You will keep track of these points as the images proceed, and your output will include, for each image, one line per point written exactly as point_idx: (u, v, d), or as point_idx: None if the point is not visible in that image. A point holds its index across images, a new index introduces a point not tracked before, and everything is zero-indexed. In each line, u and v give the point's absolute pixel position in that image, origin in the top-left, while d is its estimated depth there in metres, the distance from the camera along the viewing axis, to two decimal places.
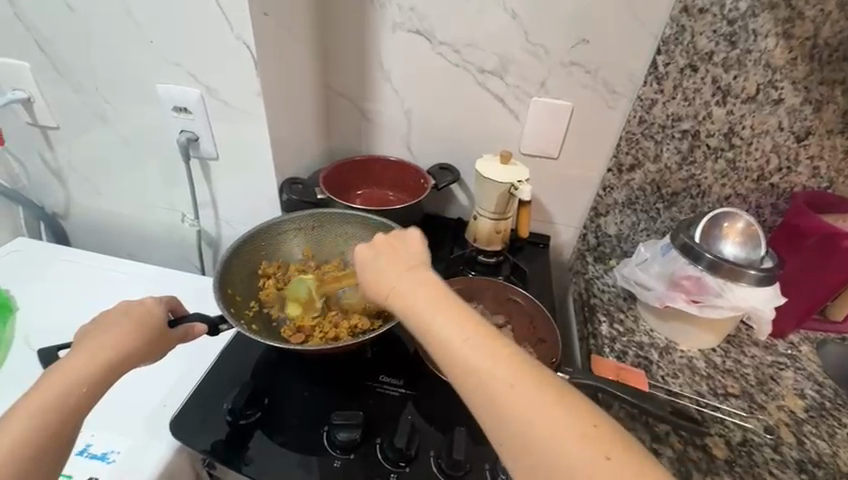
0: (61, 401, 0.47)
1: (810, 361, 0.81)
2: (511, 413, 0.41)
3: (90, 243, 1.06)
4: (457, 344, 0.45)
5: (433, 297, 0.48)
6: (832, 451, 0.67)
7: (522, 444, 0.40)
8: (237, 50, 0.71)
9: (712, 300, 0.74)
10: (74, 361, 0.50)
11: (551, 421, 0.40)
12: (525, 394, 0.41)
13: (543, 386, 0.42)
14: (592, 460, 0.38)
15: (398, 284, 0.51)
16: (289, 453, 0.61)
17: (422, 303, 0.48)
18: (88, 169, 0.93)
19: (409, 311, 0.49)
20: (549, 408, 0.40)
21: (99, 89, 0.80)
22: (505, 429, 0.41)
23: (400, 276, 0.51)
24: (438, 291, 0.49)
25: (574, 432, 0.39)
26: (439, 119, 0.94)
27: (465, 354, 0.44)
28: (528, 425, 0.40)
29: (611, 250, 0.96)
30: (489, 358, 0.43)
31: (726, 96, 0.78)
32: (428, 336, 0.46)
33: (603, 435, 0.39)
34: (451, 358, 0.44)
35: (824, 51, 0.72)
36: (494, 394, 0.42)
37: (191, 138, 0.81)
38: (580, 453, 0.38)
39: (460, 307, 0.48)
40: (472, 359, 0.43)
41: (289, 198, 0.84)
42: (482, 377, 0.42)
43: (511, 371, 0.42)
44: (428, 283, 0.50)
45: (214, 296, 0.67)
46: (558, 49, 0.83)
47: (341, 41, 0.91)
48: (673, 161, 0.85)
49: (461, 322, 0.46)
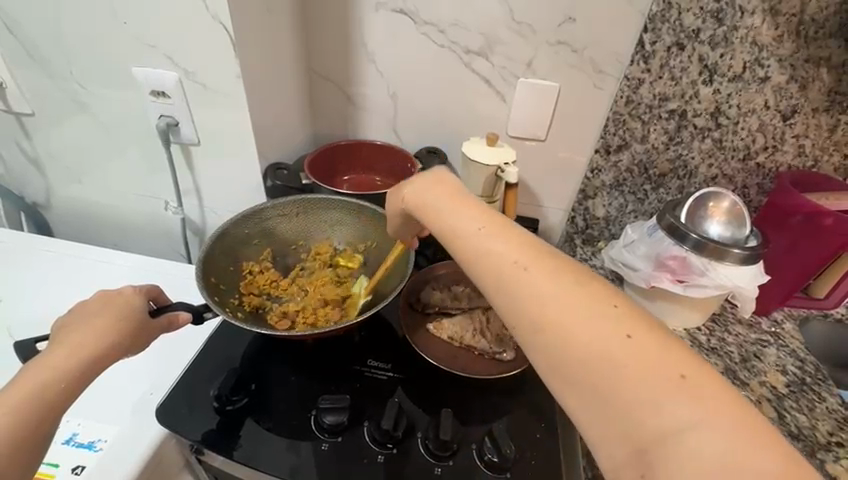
0: (38, 397, 0.46)
1: (793, 339, 0.82)
2: (526, 293, 0.41)
3: (73, 233, 1.04)
4: (469, 235, 0.47)
5: (451, 200, 0.52)
6: (811, 424, 0.68)
7: (532, 322, 0.40)
8: (214, 30, 0.68)
9: (697, 280, 0.74)
10: (51, 357, 0.49)
11: (562, 300, 0.40)
12: (542, 276, 0.41)
13: (562, 269, 0.42)
14: (610, 338, 0.37)
15: (419, 194, 0.56)
16: (277, 436, 0.61)
17: (442, 208, 0.52)
18: (66, 157, 0.90)
19: (430, 215, 0.53)
20: (563, 292, 0.40)
21: (73, 74, 0.78)
22: (513, 308, 0.42)
23: (423, 187, 0.56)
24: (455, 195, 0.53)
25: (592, 309, 0.39)
26: (425, 102, 0.93)
27: (483, 243, 0.46)
28: (535, 303, 0.40)
29: (599, 234, 0.98)
30: (498, 242, 0.45)
31: (713, 75, 0.77)
32: (446, 231, 0.50)
33: (625, 314, 0.39)
34: (462, 244, 0.47)
35: (810, 27, 0.72)
36: (510, 273, 0.42)
37: (171, 123, 0.79)
38: (596, 330, 0.38)
39: (478, 205, 0.50)
40: (490, 246, 0.45)
41: (274, 184, 0.84)
42: (492, 261, 0.44)
43: (530, 257, 0.43)
44: (452, 190, 0.54)
45: (197, 285, 0.66)
46: (545, 28, 0.81)
47: (323, 22, 0.89)
48: (660, 141, 0.85)
49: (479, 217, 0.49)
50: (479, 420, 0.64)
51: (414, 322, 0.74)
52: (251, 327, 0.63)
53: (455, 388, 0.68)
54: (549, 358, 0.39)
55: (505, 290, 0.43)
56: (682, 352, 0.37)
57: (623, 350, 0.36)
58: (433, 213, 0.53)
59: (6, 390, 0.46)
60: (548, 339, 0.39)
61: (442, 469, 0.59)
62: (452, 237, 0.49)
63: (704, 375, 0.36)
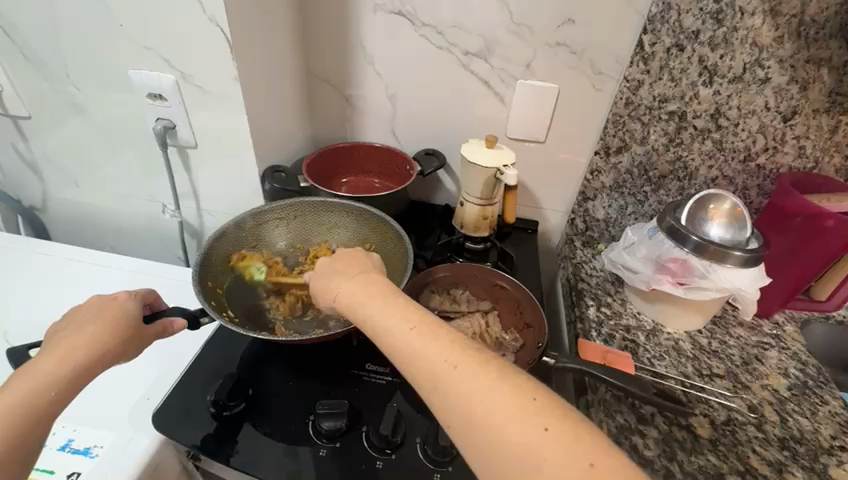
0: (30, 404, 0.45)
1: (794, 341, 0.81)
2: (453, 394, 0.40)
3: (71, 236, 1.04)
4: (396, 333, 0.45)
5: (377, 292, 0.50)
6: (813, 428, 0.68)
7: (462, 424, 0.39)
8: (210, 32, 0.68)
9: (698, 282, 0.74)
10: (43, 362, 0.48)
11: (486, 399, 0.39)
12: (465, 374, 0.40)
13: (485, 362, 0.41)
14: (531, 434, 0.37)
15: (344, 288, 0.52)
16: (274, 442, 0.61)
17: (367, 301, 0.50)
18: (63, 160, 0.90)
19: (357, 313, 0.50)
20: (487, 389, 0.39)
21: (69, 76, 0.78)
22: (445, 410, 0.41)
23: (349, 279, 0.53)
24: (381, 290, 0.50)
25: (515, 403, 0.38)
26: (424, 104, 0.93)
27: (409, 343, 0.44)
28: (462, 405, 0.39)
29: (599, 235, 0.96)
30: (423, 340, 0.43)
31: (713, 76, 0.77)
32: (375, 331, 0.47)
33: (544, 407, 0.38)
34: (392, 343, 0.45)
35: (811, 28, 0.71)
36: (437, 373, 0.41)
37: (167, 125, 0.79)
38: (520, 429, 0.37)
39: (403, 299, 0.49)
40: (416, 346, 0.43)
41: (271, 187, 0.82)
42: (421, 362, 0.42)
43: (455, 353, 0.42)
44: (376, 283, 0.51)
45: (195, 289, 0.66)
46: (544, 29, 0.81)
47: (321, 24, 0.89)
48: (660, 143, 0.84)
49: (403, 313, 0.47)
50: None
51: None
52: (248, 332, 0.63)
53: None
54: (481, 460, 0.38)
55: (435, 390, 0.41)
56: (599, 441, 0.37)
57: (546, 448, 0.36)
58: (358, 312, 0.50)
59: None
60: (479, 441, 0.38)
61: (441, 475, 0.58)
62: (380, 335, 0.46)
63: (619, 465, 0.36)
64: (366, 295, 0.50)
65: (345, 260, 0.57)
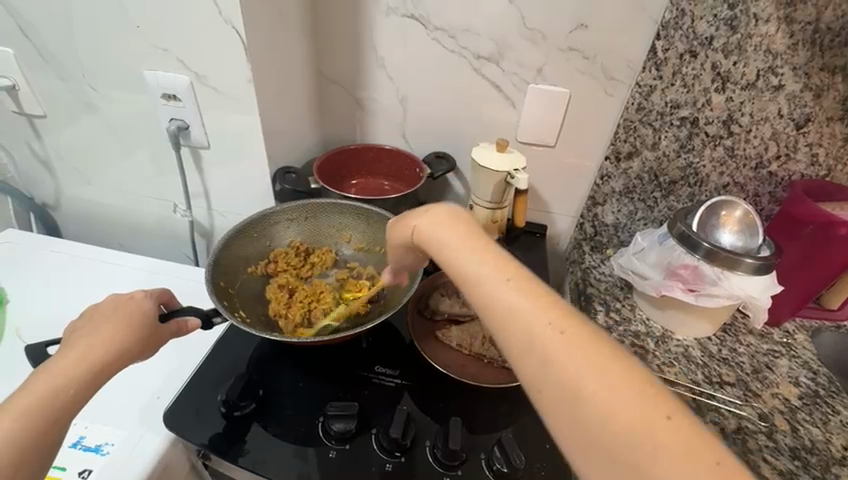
0: (51, 401, 0.46)
1: (805, 350, 0.81)
2: (558, 360, 0.39)
3: (82, 233, 1.05)
4: (497, 289, 0.44)
5: (469, 240, 0.49)
6: (825, 438, 0.67)
7: (562, 393, 0.38)
8: (226, 35, 0.69)
9: (709, 289, 0.73)
10: (61, 360, 0.49)
11: (598, 374, 0.38)
12: (573, 344, 0.39)
13: (594, 336, 0.40)
14: (647, 415, 0.35)
15: (437, 233, 0.52)
16: (284, 443, 0.61)
17: (458, 246, 0.49)
18: (76, 158, 0.91)
19: (448, 256, 0.49)
20: (596, 363, 0.38)
21: (85, 76, 0.78)
22: (540, 374, 0.39)
23: (441, 223, 0.52)
24: (475, 238, 0.49)
25: (628, 384, 0.37)
26: (434, 106, 0.93)
27: (507, 298, 0.43)
28: (568, 372, 0.38)
29: (608, 240, 0.96)
30: (527, 300, 0.42)
31: (726, 83, 0.77)
32: (467, 279, 0.46)
33: (662, 395, 0.37)
34: (484, 294, 0.44)
35: (825, 36, 0.71)
36: (540, 336, 0.40)
37: (181, 126, 0.79)
38: (634, 411, 0.36)
39: (503, 254, 0.47)
40: (517, 303, 0.42)
41: (282, 188, 0.83)
42: (521, 320, 0.41)
43: (559, 320, 0.41)
44: (468, 229, 0.51)
45: (207, 289, 0.66)
46: (556, 33, 0.81)
47: (333, 26, 0.89)
48: (671, 148, 0.84)
49: (498, 265, 0.46)
50: (487, 429, 0.64)
51: (423, 328, 0.74)
52: (260, 332, 0.63)
53: (462, 396, 0.67)
54: (575, 431, 0.37)
55: (534, 353, 0.40)
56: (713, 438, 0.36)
57: (663, 432, 0.35)
58: (450, 258, 0.49)
59: (16, 395, 0.46)
60: (580, 413, 0.37)
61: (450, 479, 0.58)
62: (476, 283, 0.45)
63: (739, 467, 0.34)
64: (458, 240, 0.49)
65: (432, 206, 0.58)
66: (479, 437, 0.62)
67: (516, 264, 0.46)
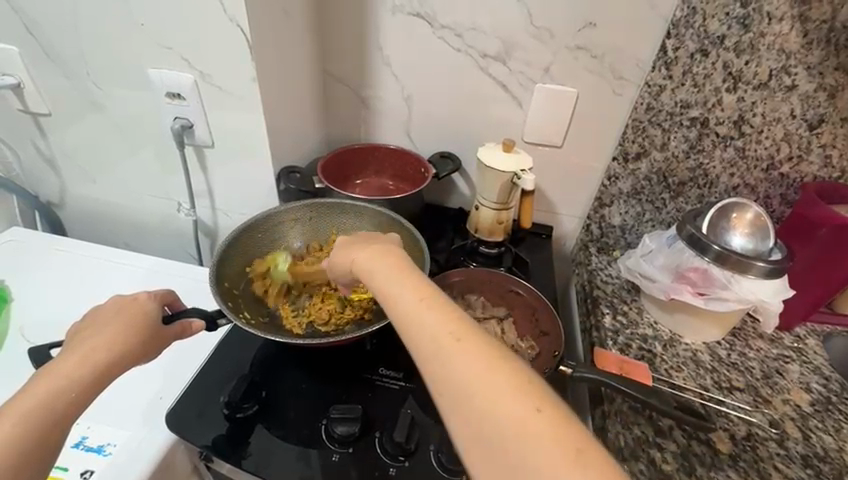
0: (54, 403, 0.46)
1: (817, 355, 0.79)
2: (446, 360, 0.40)
3: (86, 232, 1.05)
4: (403, 300, 0.46)
5: (387, 261, 0.51)
6: (837, 446, 0.66)
7: (448, 392, 0.40)
8: (230, 33, 0.68)
9: (719, 293, 0.72)
10: (64, 362, 0.49)
11: (479, 371, 0.39)
12: (464, 350, 0.40)
13: (483, 342, 0.41)
14: (523, 411, 0.37)
15: (364, 254, 0.53)
16: (287, 445, 0.60)
17: (379, 267, 0.50)
18: (81, 156, 0.91)
19: (369, 278, 0.51)
20: (478, 362, 0.40)
21: (90, 74, 0.78)
22: (436, 380, 0.41)
23: (367, 248, 0.54)
24: (395, 260, 0.51)
25: (509, 383, 0.38)
26: (440, 106, 0.92)
27: (410, 313, 0.44)
28: (457, 378, 0.39)
29: (615, 242, 0.95)
30: (425, 307, 0.44)
31: (737, 82, 0.75)
32: (380, 294, 0.48)
33: (540, 394, 0.38)
34: (395, 307, 0.46)
35: (841, 35, 0.69)
36: (436, 345, 0.41)
37: (185, 125, 0.79)
38: (509, 404, 0.37)
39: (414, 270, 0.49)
40: (418, 316, 0.44)
41: (287, 188, 0.82)
42: (419, 326, 0.43)
43: (455, 327, 0.42)
44: (390, 253, 0.52)
45: (211, 290, 0.66)
46: (564, 32, 0.80)
47: (338, 24, 0.88)
48: (681, 149, 0.83)
49: (409, 282, 0.47)
50: None
51: None
52: (264, 333, 0.62)
53: None
54: (459, 426, 0.38)
55: (428, 355, 0.42)
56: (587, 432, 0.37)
57: (536, 426, 0.36)
58: (371, 276, 0.51)
59: (20, 397, 0.45)
60: (464, 406, 0.38)
61: None
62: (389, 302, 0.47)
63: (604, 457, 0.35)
64: (379, 263, 0.51)
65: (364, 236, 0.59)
66: None
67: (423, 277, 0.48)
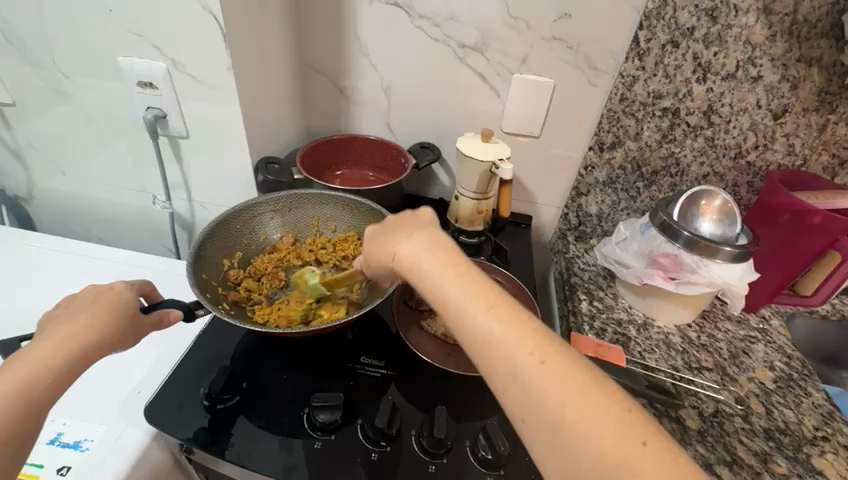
0: (24, 398, 0.44)
1: (780, 335, 0.83)
2: (537, 390, 0.37)
3: (57, 226, 1.02)
4: (474, 315, 0.41)
5: (445, 261, 0.46)
6: (797, 419, 0.70)
7: (537, 422, 0.37)
8: (203, 21, 0.67)
9: (689, 277, 0.75)
10: (36, 351, 0.47)
11: (578, 403, 0.36)
12: (551, 374, 0.37)
13: (568, 361, 0.38)
14: (627, 443, 0.34)
15: (411, 250, 0.48)
16: (269, 435, 0.60)
17: (434, 268, 0.45)
18: (49, 149, 0.88)
19: (423, 275, 0.46)
20: (572, 388, 0.36)
21: (56, 62, 0.75)
22: (521, 406, 0.38)
23: (417, 242, 0.48)
24: (453, 258, 0.46)
25: (607, 412, 0.35)
26: (419, 96, 0.92)
27: (484, 325, 0.40)
28: (549, 403, 0.36)
29: (592, 230, 0.97)
30: (501, 323, 0.40)
31: (707, 73, 0.77)
32: (445, 304, 0.44)
33: (640, 421, 0.35)
34: (460, 320, 0.42)
35: (803, 27, 0.72)
36: (519, 367, 0.38)
37: (158, 115, 0.77)
38: (616, 440, 0.34)
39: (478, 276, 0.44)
40: (494, 331, 0.40)
41: (264, 179, 0.81)
42: (497, 346, 0.39)
43: (538, 345, 0.39)
44: (444, 248, 0.47)
45: (189, 282, 0.65)
46: (540, 23, 0.81)
47: (315, 13, 0.87)
48: (654, 139, 0.85)
49: (476, 287, 0.43)
50: (473, 418, 0.64)
51: (408, 318, 0.74)
52: (244, 324, 0.62)
53: (447, 385, 0.68)
54: (557, 461, 0.36)
55: (514, 381, 0.38)
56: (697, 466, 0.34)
57: (642, 460, 0.34)
58: (428, 276, 0.46)
59: None
60: (558, 439, 0.36)
61: (436, 467, 0.58)
62: (452, 310, 0.43)
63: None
64: (433, 262, 0.46)
65: (405, 222, 0.53)
66: (464, 425, 0.63)
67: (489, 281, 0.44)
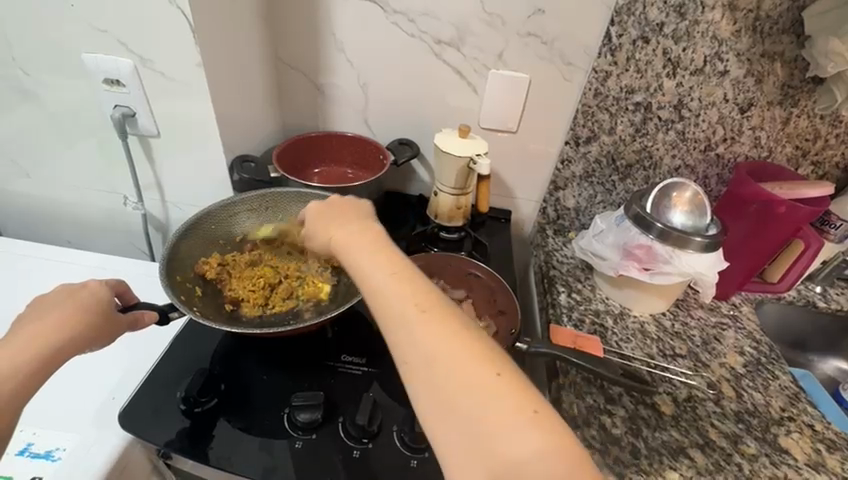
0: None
1: (750, 321, 0.86)
2: (438, 361, 0.39)
3: (23, 230, 0.98)
4: (382, 287, 0.44)
5: (367, 241, 0.49)
6: (765, 401, 0.73)
7: (431, 385, 0.39)
8: (171, 17, 0.65)
9: (662, 267, 0.77)
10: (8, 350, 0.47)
11: (450, 349, 0.40)
12: (448, 348, 0.40)
13: (469, 336, 0.41)
14: (513, 413, 0.37)
15: (342, 236, 0.51)
16: (249, 437, 0.60)
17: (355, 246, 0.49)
18: (12, 150, 0.84)
19: (346, 253, 0.49)
20: (449, 340, 0.40)
21: (16, 59, 0.73)
22: (420, 372, 0.40)
23: (346, 227, 0.52)
24: (376, 239, 0.49)
25: (495, 387, 0.38)
26: (396, 92, 0.92)
27: (390, 298, 0.43)
28: (444, 369, 0.39)
29: (570, 223, 0.98)
30: (392, 283, 0.44)
31: (676, 68, 0.79)
32: (358, 274, 0.47)
33: (528, 397, 0.38)
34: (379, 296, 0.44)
35: (765, 23, 0.75)
36: (418, 337, 0.41)
37: (127, 113, 0.75)
38: (506, 412, 0.37)
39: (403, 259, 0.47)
40: (396, 303, 0.43)
41: (241, 178, 0.79)
42: (402, 314, 0.42)
43: (438, 315, 0.42)
44: (369, 230, 0.51)
45: (162, 283, 0.64)
46: (515, 19, 0.81)
47: (290, 8, 0.86)
48: (627, 133, 0.87)
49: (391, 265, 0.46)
50: None
51: None
52: (222, 325, 0.61)
53: None
54: (442, 421, 0.38)
55: (404, 332, 0.41)
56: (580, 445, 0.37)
57: (522, 434, 0.36)
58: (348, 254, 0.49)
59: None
60: (449, 405, 0.38)
61: (418, 461, 0.59)
62: (363, 281, 0.46)
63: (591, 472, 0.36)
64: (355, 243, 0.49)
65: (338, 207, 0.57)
66: None
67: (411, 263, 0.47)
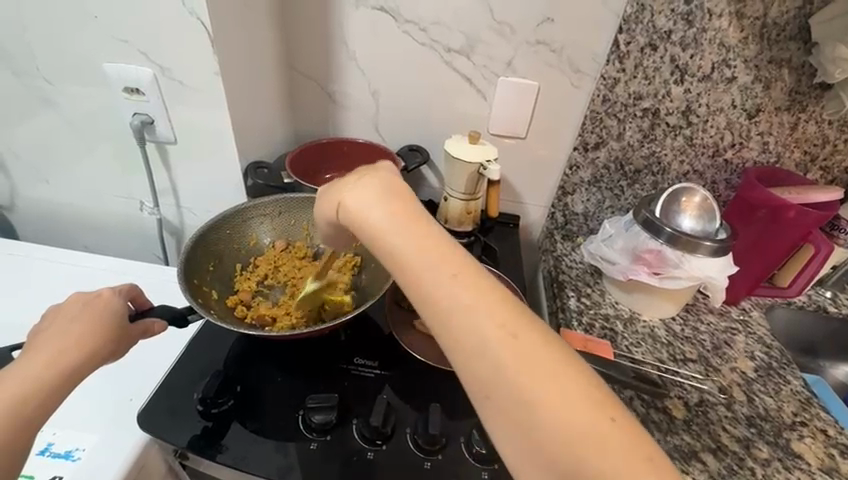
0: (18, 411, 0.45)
1: (760, 326, 0.86)
2: (489, 347, 0.37)
3: (40, 235, 1.00)
4: (431, 277, 0.40)
5: (402, 221, 0.44)
6: (777, 406, 0.73)
7: (494, 386, 0.36)
8: (191, 27, 0.67)
9: (672, 272, 0.77)
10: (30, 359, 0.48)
11: (517, 352, 0.37)
12: (515, 349, 0.37)
13: (534, 332, 0.38)
14: (588, 420, 0.34)
15: (362, 206, 0.46)
16: (264, 438, 0.61)
17: (387, 226, 0.44)
18: (33, 157, 0.86)
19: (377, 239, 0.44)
20: (515, 335, 0.37)
21: (39, 69, 0.75)
22: (480, 371, 0.37)
23: (372, 199, 0.46)
24: (414, 220, 0.44)
25: (567, 390, 0.35)
26: (406, 99, 0.93)
27: (442, 287, 0.39)
28: (508, 368, 0.36)
29: (578, 228, 0.99)
30: (446, 277, 0.40)
31: (684, 75, 0.80)
32: (394, 259, 0.42)
33: (596, 394, 0.36)
34: (411, 271, 0.41)
35: (773, 30, 0.75)
36: (478, 333, 0.37)
37: (145, 121, 0.77)
38: (579, 414, 0.34)
39: (431, 228, 0.44)
40: (451, 294, 0.39)
41: (255, 183, 0.83)
42: (456, 309, 0.38)
43: (497, 308, 0.38)
44: (400, 206, 0.45)
45: (180, 286, 0.65)
46: (524, 27, 0.83)
47: (303, 18, 0.88)
48: (635, 138, 0.87)
49: (434, 249, 0.42)
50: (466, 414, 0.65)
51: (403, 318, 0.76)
52: (237, 328, 0.62)
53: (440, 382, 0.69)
54: (508, 424, 0.36)
55: (460, 329, 0.38)
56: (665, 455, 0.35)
57: (600, 439, 0.34)
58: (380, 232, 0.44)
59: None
60: (513, 407, 0.36)
61: (431, 463, 0.59)
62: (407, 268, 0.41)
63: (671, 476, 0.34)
64: (386, 222, 0.44)
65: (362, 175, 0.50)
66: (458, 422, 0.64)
67: (434, 227, 0.44)
